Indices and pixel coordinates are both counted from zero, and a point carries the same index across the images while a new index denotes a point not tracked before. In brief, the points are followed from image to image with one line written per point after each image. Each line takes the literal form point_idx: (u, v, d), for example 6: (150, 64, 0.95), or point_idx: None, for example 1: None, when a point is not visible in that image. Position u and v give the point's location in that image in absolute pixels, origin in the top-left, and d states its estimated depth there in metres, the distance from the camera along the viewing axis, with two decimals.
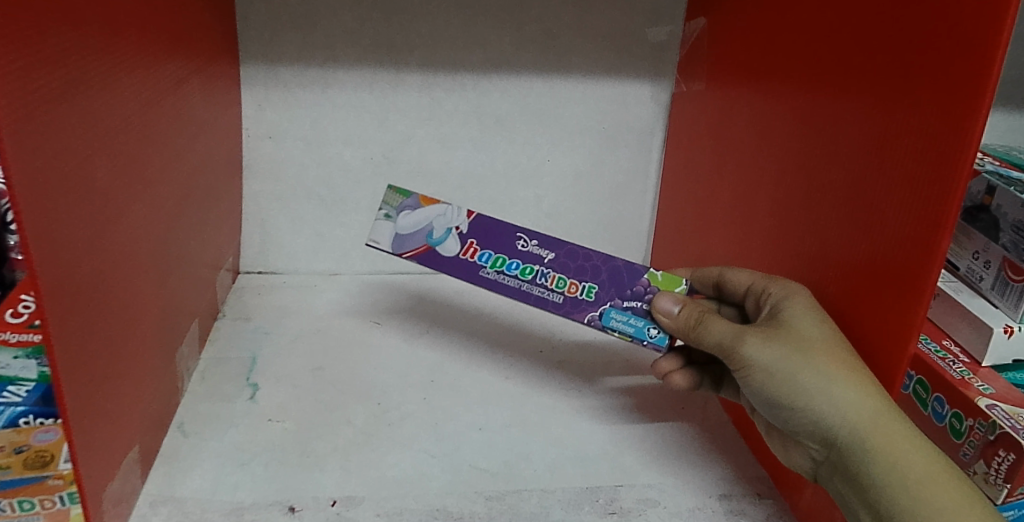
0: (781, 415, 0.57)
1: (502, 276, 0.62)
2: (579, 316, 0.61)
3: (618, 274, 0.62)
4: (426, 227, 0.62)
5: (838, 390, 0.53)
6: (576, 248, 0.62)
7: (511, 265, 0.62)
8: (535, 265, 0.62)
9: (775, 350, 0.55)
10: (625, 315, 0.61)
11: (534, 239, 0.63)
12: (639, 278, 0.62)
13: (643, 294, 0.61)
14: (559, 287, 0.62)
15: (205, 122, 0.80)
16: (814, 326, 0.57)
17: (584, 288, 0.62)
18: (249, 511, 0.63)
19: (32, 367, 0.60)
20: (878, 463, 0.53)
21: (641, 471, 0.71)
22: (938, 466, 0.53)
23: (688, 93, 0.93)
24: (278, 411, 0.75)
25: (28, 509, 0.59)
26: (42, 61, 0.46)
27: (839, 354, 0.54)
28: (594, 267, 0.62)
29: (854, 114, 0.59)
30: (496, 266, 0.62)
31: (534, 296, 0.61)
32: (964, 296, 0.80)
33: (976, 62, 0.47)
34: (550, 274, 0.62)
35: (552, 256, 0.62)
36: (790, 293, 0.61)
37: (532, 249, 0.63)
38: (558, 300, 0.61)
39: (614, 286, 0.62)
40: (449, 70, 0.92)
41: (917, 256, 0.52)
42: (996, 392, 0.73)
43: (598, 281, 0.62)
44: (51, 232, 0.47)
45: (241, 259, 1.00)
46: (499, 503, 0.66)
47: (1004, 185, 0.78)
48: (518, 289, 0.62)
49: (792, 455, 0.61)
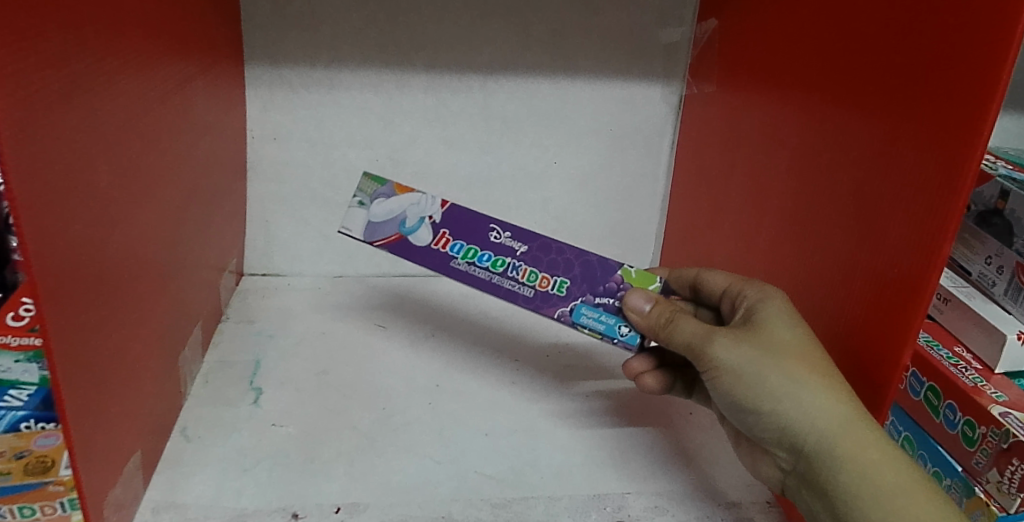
0: (749, 420, 0.56)
1: (473, 268, 0.60)
2: (549, 311, 0.59)
3: (590, 270, 0.60)
4: (399, 215, 0.60)
5: (808, 394, 0.52)
6: (549, 241, 0.61)
7: (483, 256, 0.60)
8: (507, 257, 0.60)
9: (746, 352, 0.54)
10: (596, 311, 0.59)
11: (507, 231, 0.61)
12: (612, 275, 0.60)
13: (615, 290, 0.60)
14: (531, 281, 0.59)
15: (209, 122, 0.79)
16: (787, 329, 0.56)
17: (556, 282, 0.60)
18: (252, 517, 0.63)
19: (34, 371, 0.60)
20: (848, 472, 0.52)
21: (647, 479, 0.70)
22: (910, 477, 0.51)
23: (698, 95, 0.92)
24: (282, 416, 0.75)
25: (28, 515, 0.58)
26: (42, 61, 0.45)
27: (812, 358, 0.54)
28: (567, 261, 0.60)
29: (862, 117, 0.58)
30: (468, 257, 0.60)
31: (505, 289, 0.59)
32: (976, 301, 0.79)
33: (984, 79, 0.46)
34: (522, 268, 0.60)
35: (525, 249, 0.60)
36: (765, 296, 0.59)
37: (504, 241, 0.60)
38: (529, 294, 0.59)
39: (587, 281, 0.60)
40: (456, 72, 0.91)
41: (919, 262, 0.51)
42: (1010, 399, 0.72)
43: (570, 276, 0.60)
44: (51, 235, 0.46)
45: (246, 261, 1.00)
46: (505, 510, 0.65)
47: (1017, 189, 0.77)
48: (489, 281, 0.59)
49: (761, 465, 0.61)
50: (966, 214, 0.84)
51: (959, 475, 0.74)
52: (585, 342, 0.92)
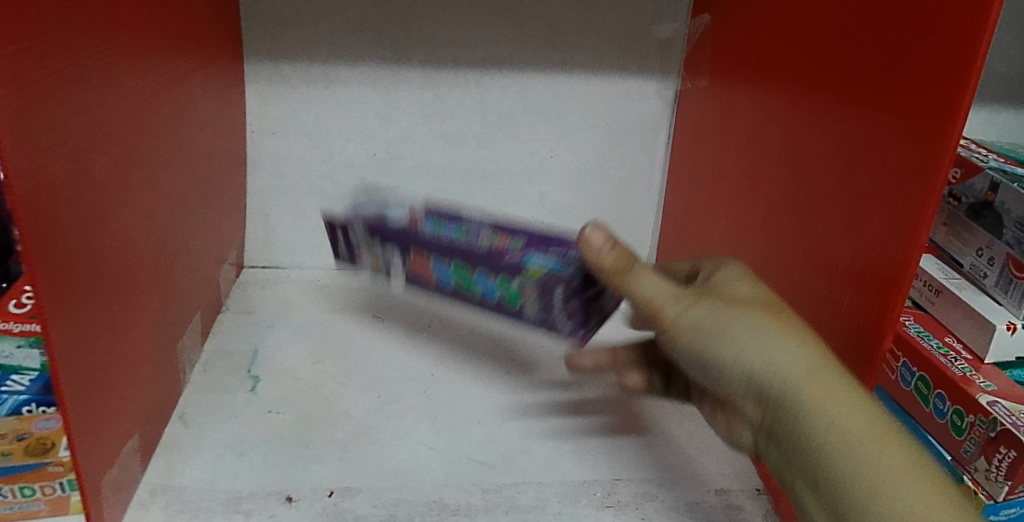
0: (712, 375, 0.56)
1: (437, 231, 0.65)
2: (497, 259, 0.61)
3: (550, 236, 0.65)
4: (386, 208, 0.73)
5: (768, 341, 0.53)
6: (520, 222, 0.68)
7: (452, 224, 0.66)
8: (474, 226, 0.66)
9: (702, 307, 0.55)
10: (544, 256, 0.61)
11: (484, 216, 0.69)
12: (569, 237, 0.65)
13: (567, 244, 0.63)
14: (488, 240, 0.63)
15: (209, 116, 0.81)
16: (744, 288, 0.58)
17: (512, 241, 0.64)
18: (247, 500, 0.64)
19: (36, 356, 0.63)
20: (817, 419, 0.51)
21: (639, 465, 0.71)
22: (878, 423, 0.51)
23: (692, 89, 0.93)
24: (278, 403, 0.76)
25: (29, 495, 0.59)
26: (39, 54, 0.46)
27: (767, 310, 0.55)
28: (529, 231, 0.66)
29: (842, 113, 0.60)
30: (436, 222, 0.67)
31: (461, 243, 0.63)
32: (967, 293, 0.79)
33: (956, 70, 0.46)
34: (483, 232, 0.65)
35: (493, 222, 0.67)
36: (720, 265, 0.62)
37: (478, 219, 0.68)
38: (482, 247, 0.62)
39: (542, 240, 0.64)
40: (452, 67, 0.93)
41: (898, 252, 0.52)
42: (999, 389, 0.72)
43: (528, 238, 0.64)
44: (48, 224, 0.47)
45: (245, 254, 1.01)
46: (496, 495, 0.66)
47: (1007, 181, 0.76)
48: (448, 240, 0.64)
49: (734, 429, 0.61)
50: (957, 206, 0.83)
51: (949, 464, 0.74)
52: None
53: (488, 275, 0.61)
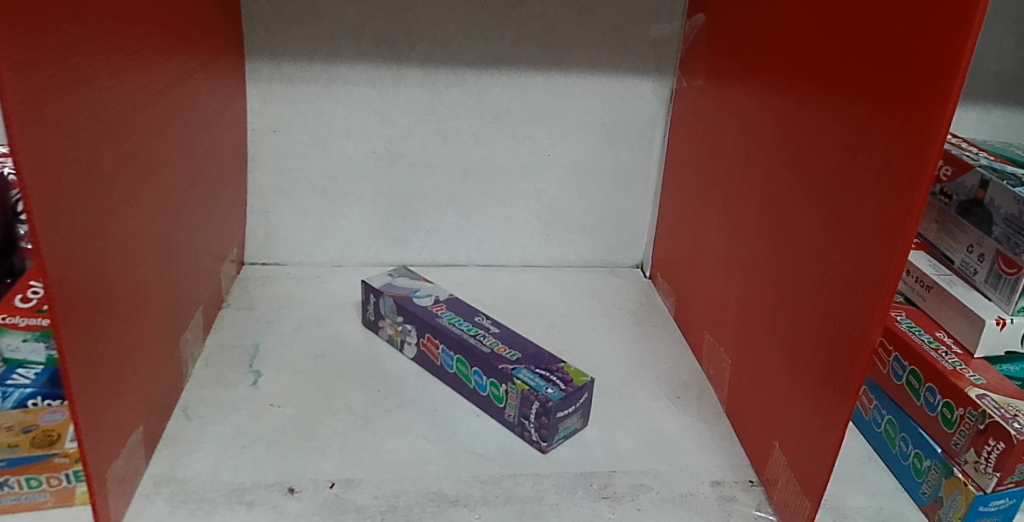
0: None
1: (451, 325, 0.81)
2: (496, 362, 0.74)
3: (540, 356, 0.76)
4: (414, 287, 0.88)
5: None
6: (518, 337, 0.80)
7: (463, 324, 0.81)
8: (480, 330, 0.81)
9: None
10: (533, 375, 0.73)
11: (491, 323, 0.82)
12: (555, 362, 0.75)
13: (553, 370, 0.74)
14: (492, 345, 0.77)
15: (211, 114, 0.82)
16: None
17: (510, 352, 0.76)
18: (250, 491, 0.65)
19: (42, 351, 0.64)
20: None
21: (635, 457, 0.72)
22: None
23: (688, 88, 0.94)
24: (279, 397, 0.77)
25: (35, 486, 0.60)
26: (49, 54, 0.47)
27: None
28: (525, 346, 0.78)
29: (835, 113, 0.61)
30: (451, 319, 0.82)
31: (468, 341, 0.78)
32: (958, 289, 0.80)
33: (944, 69, 0.47)
34: (488, 337, 0.79)
35: (496, 333, 0.80)
36: None
37: (485, 324, 0.82)
38: (484, 350, 0.76)
39: (534, 360, 0.75)
40: (450, 67, 0.94)
41: (889, 248, 0.52)
42: (988, 382, 0.73)
43: (523, 353, 0.76)
44: (57, 221, 0.49)
45: (246, 251, 1.02)
46: (494, 486, 0.67)
47: (997, 179, 0.77)
48: (458, 335, 0.79)
49: None
50: (948, 203, 0.84)
51: (939, 456, 0.74)
52: (576, 328, 0.94)
53: (481, 373, 0.76)
